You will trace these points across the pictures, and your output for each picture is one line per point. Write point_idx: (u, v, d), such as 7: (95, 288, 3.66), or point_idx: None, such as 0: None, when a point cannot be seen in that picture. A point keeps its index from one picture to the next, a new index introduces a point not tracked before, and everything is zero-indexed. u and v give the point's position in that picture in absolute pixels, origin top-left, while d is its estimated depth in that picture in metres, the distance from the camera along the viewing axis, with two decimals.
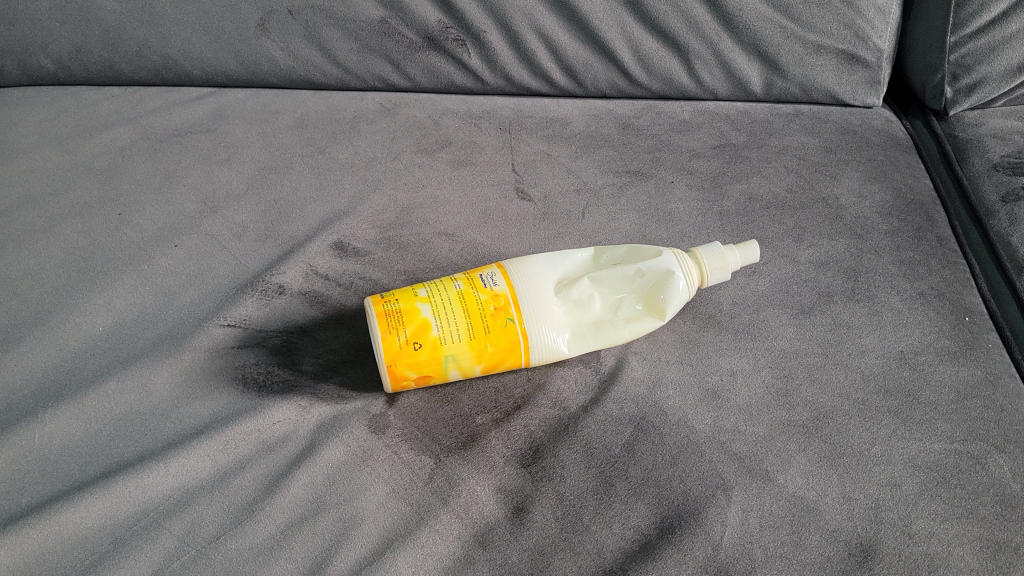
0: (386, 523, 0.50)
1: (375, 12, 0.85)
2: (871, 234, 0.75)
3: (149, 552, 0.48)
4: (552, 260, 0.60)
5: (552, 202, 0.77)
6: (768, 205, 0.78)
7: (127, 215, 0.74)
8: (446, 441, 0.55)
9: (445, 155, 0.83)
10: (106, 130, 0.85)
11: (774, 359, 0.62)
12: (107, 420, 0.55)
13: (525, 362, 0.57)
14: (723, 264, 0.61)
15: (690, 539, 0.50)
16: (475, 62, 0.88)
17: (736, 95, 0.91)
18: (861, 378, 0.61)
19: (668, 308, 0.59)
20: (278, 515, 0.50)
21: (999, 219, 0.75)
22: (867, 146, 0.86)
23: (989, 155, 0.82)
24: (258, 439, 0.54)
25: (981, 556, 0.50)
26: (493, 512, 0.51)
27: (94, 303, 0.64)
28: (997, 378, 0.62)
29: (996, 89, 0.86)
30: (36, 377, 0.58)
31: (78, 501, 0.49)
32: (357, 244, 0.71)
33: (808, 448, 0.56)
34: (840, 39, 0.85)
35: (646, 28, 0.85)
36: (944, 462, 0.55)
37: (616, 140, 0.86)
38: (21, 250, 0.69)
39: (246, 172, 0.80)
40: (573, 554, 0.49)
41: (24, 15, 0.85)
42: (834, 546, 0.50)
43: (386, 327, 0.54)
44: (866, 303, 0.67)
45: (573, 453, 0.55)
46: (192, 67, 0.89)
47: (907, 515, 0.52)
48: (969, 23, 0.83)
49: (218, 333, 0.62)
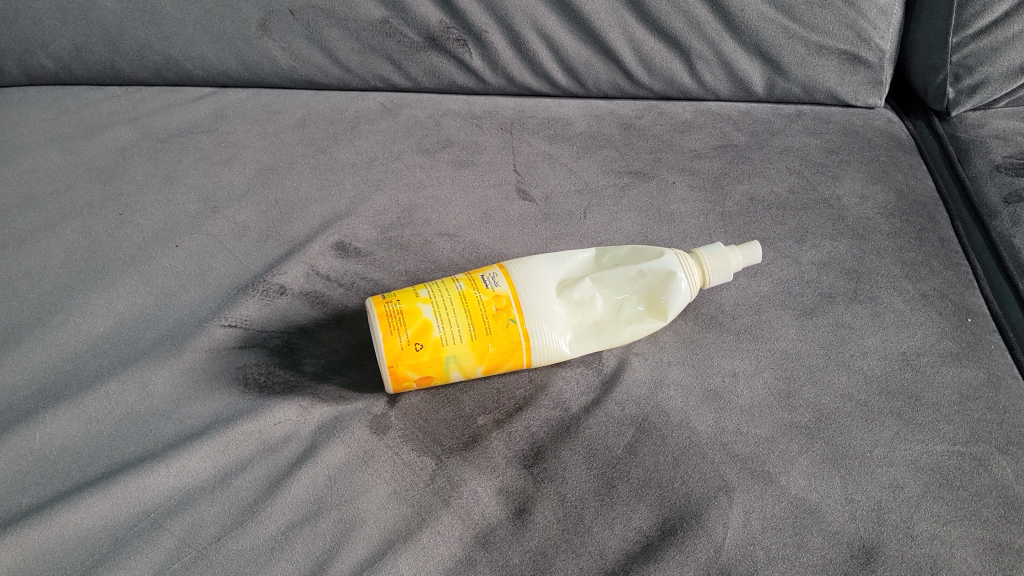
0: (388, 525, 0.50)
1: (376, 12, 0.84)
2: (873, 235, 0.75)
3: (150, 553, 0.48)
4: (553, 261, 0.60)
5: (553, 203, 0.77)
6: (770, 206, 0.78)
7: (127, 215, 0.74)
8: (447, 442, 0.55)
9: (446, 155, 0.83)
10: (107, 129, 0.85)
11: (776, 360, 0.62)
12: (107, 421, 0.55)
13: (527, 362, 0.57)
14: (725, 264, 0.61)
15: (692, 541, 0.50)
16: (476, 62, 0.88)
17: (738, 95, 0.91)
18: (864, 379, 0.61)
19: (670, 309, 0.59)
20: (279, 516, 0.50)
21: (1001, 220, 0.75)
22: (869, 147, 0.85)
23: (991, 155, 0.82)
24: (259, 440, 0.54)
25: (984, 558, 0.50)
26: (495, 513, 0.51)
27: (95, 303, 0.64)
28: (1000, 379, 0.61)
29: (998, 90, 0.86)
30: (36, 377, 0.58)
31: (79, 501, 0.49)
32: (358, 245, 0.71)
33: (810, 450, 0.56)
34: (842, 40, 0.85)
35: (647, 29, 0.85)
36: (947, 463, 0.55)
37: (617, 141, 0.85)
38: (22, 250, 0.69)
39: (247, 172, 0.80)
40: (575, 556, 0.49)
41: (24, 15, 0.85)
42: (836, 548, 0.50)
43: (387, 328, 0.53)
44: (868, 304, 0.67)
45: (575, 455, 0.55)
46: (192, 67, 0.89)
47: (910, 517, 0.52)
48: (972, 24, 0.82)
49: (219, 333, 0.61)
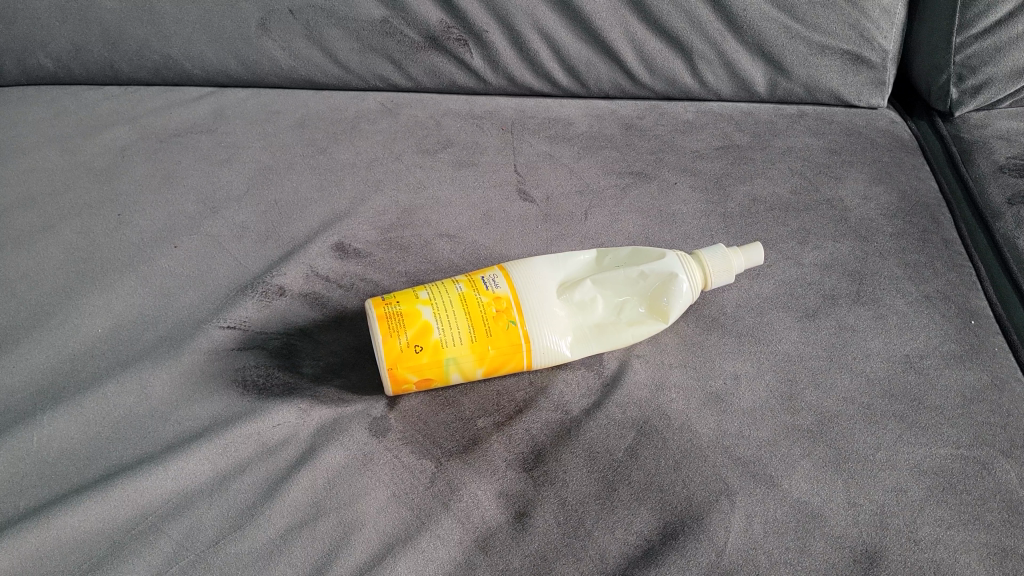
0: (388, 528, 0.50)
1: (376, 11, 0.84)
2: (876, 236, 0.74)
3: (148, 556, 0.48)
4: (555, 263, 0.60)
5: (554, 204, 0.77)
6: (772, 206, 0.77)
7: (126, 215, 0.73)
8: (447, 445, 0.54)
9: (447, 155, 0.82)
10: (106, 129, 0.85)
11: (778, 362, 0.62)
12: (105, 424, 0.55)
13: (527, 365, 0.57)
14: (727, 266, 0.61)
15: (693, 545, 0.49)
16: (476, 62, 0.88)
17: (740, 95, 0.90)
18: (866, 382, 0.60)
19: (671, 311, 0.59)
20: (278, 519, 0.50)
21: (1005, 221, 0.75)
22: (872, 148, 0.85)
23: (994, 156, 0.82)
24: (258, 442, 0.54)
25: (988, 563, 0.50)
26: (495, 517, 0.51)
27: (93, 304, 0.64)
28: (1003, 381, 0.61)
29: (1002, 90, 0.85)
30: (34, 378, 0.58)
31: (77, 504, 0.49)
32: (358, 246, 0.70)
33: (813, 452, 0.55)
34: (845, 39, 0.84)
35: (649, 29, 0.84)
36: (950, 467, 0.55)
37: (619, 141, 0.85)
38: (21, 250, 0.69)
39: (246, 172, 0.79)
40: (576, 559, 0.49)
41: (23, 15, 0.85)
42: (839, 552, 0.50)
43: (386, 330, 0.53)
44: (871, 306, 0.67)
45: (576, 458, 0.54)
46: (192, 67, 0.89)
47: (913, 521, 0.52)
48: (975, 23, 0.82)
49: (218, 334, 0.61)
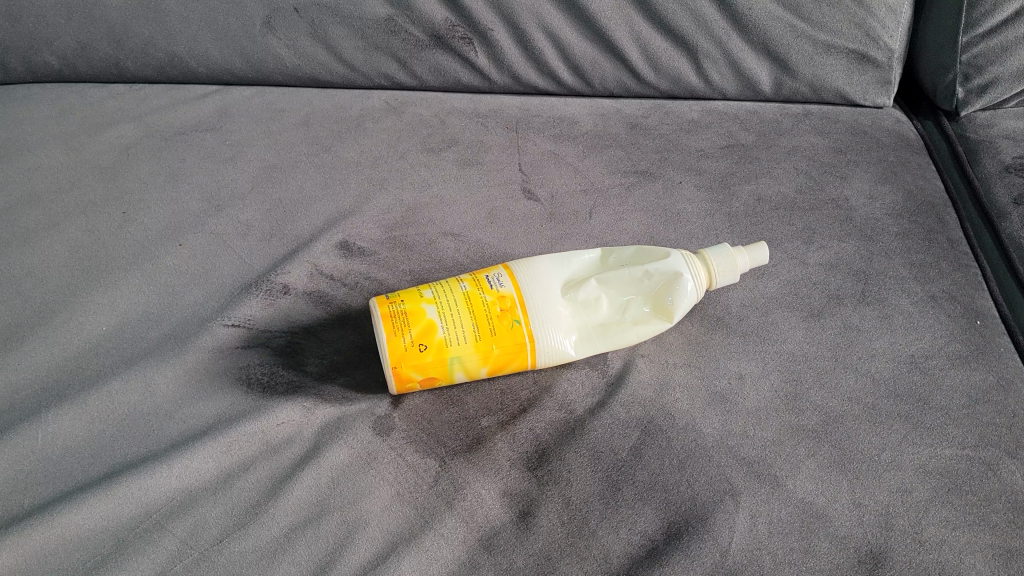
0: (391, 528, 0.50)
1: (381, 10, 0.84)
2: (882, 235, 0.74)
3: (152, 554, 0.48)
4: (559, 261, 0.60)
5: (558, 203, 0.77)
6: (777, 206, 0.77)
7: (131, 214, 0.73)
8: (451, 444, 0.54)
9: (452, 154, 0.82)
10: (110, 128, 0.85)
11: (784, 362, 0.61)
12: (111, 421, 0.55)
13: (531, 363, 0.56)
14: (732, 265, 0.60)
15: (697, 545, 0.49)
16: (482, 61, 0.87)
17: (745, 95, 0.90)
18: (871, 382, 0.60)
19: (676, 310, 0.58)
20: (283, 518, 0.50)
21: (1011, 221, 0.74)
22: (878, 147, 0.85)
23: (1001, 155, 0.81)
24: (263, 440, 0.54)
25: (993, 564, 0.49)
26: (499, 516, 0.51)
27: (98, 303, 0.64)
28: (1009, 382, 0.61)
29: (1008, 90, 0.85)
30: (39, 376, 0.58)
31: (80, 503, 0.49)
32: (363, 244, 0.70)
33: (818, 453, 0.55)
34: (851, 39, 0.84)
35: (654, 27, 0.84)
36: (955, 468, 0.55)
37: (624, 140, 0.85)
38: (25, 248, 0.69)
39: (251, 171, 0.79)
40: (580, 559, 0.49)
41: (29, 12, 0.85)
42: (844, 553, 0.50)
43: (391, 329, 0.53)
44: (876, 305, 0.67)
45: (580, 457, 0.54)
46: (197, 65, 0.89)
47: (918, 522, 0.51)
48: (982, 23, 0.82)
49: (223, 332, 0.61)
